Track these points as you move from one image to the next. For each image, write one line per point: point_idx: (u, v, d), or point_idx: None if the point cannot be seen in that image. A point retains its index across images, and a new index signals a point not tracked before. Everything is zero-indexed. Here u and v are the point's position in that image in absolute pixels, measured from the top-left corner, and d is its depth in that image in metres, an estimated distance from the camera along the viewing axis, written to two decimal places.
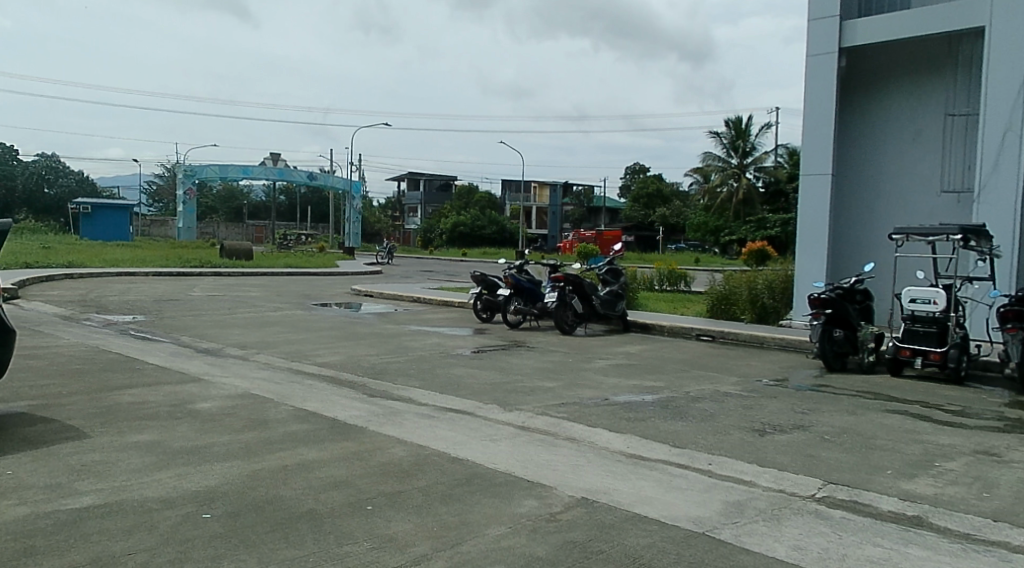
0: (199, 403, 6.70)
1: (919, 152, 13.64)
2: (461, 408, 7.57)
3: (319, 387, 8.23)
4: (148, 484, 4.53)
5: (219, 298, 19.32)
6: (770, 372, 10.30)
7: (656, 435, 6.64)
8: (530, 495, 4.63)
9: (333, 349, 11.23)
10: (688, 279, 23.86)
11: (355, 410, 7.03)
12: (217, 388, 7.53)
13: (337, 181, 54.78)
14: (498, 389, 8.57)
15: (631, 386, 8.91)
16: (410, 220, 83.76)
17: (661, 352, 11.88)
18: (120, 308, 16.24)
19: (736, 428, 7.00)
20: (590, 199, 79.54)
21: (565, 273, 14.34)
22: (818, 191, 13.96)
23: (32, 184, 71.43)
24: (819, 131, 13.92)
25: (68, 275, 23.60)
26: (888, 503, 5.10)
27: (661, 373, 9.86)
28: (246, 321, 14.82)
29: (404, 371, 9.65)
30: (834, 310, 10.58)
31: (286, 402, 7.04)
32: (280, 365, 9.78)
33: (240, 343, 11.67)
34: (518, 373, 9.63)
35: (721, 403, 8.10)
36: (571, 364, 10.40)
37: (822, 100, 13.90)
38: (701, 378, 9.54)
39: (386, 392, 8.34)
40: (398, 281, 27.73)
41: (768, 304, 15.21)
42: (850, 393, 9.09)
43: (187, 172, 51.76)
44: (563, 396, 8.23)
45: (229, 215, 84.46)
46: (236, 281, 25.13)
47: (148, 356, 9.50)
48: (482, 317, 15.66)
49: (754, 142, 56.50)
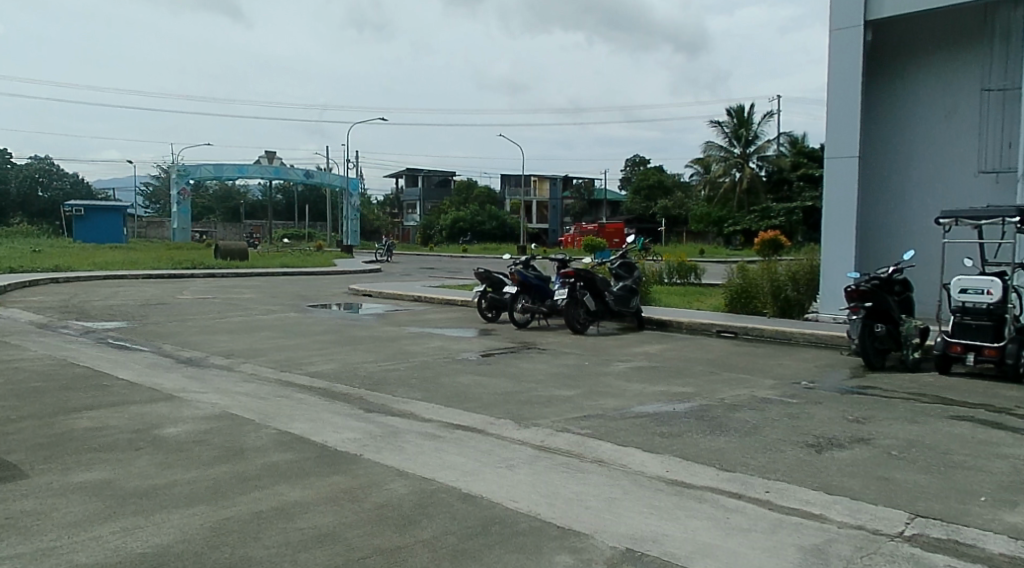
0: (167, 428, 5.76)
1: (953, 130, 12.73)
2: (470, 425, 6.63)
3: (308, 403, 7.29)
4: (84, 547, 3.59)
5: (210, 301, 18.42)
6: (807, 373, 9.35)
7: (698, 454, 5.70)
8: (562, 550, 3.71)
9: (327, 357, 10.29)
10: (698, 272, 23.13)
11: (347, 431, 6.09)
12: (191, 407, 6.60)
13: (333, 179, 53.70)
14: (509, 400, 7.64)
15: (658, 393, 7.97)
16: (409, 217, 82.85)
17: (683, 352, 10.95)
18: (101, 313, 15.35)
19: (789, 442, 6.06)
20: (589, 191, 78.39)
21: (575, 268, 13.41)
22: (846, 174, 13.02)
23: (26, 188, 70.96)
24: (845, 110, 12.99)
25: (53, 279, 22.70)
26: (996, 542, 4.17)
27: (688, 376, 8.93)
28: (235, 326, 13.87)
29: (405, 380, 8.73)
30: (874, 302, 9.65)
31: (268, 424, 6.10)
32: (267, 377, 8.85)
33: (226, 351, 10.77)
34: (531, 380, 8.70)
35: (762, 412, 7.16)
36: (587, 368, 9.49)
37: (847, 78, 12.98)
38: (732, 382, 8.61)
39: (385, 406, 7.41)
40: (398, 279, 26.82)
41: (792, 298, 14.25)
42: (900, 395, 8.16)
43: (180, 172, 50.83)
44: (584, 408, 7.30)
45: (227, 215, 83.68)
46: (230, 283, 24.21)
47: (122, 370, 8.59)
48: (487, 316, 14.74)
49: (757, 131, 55.04)
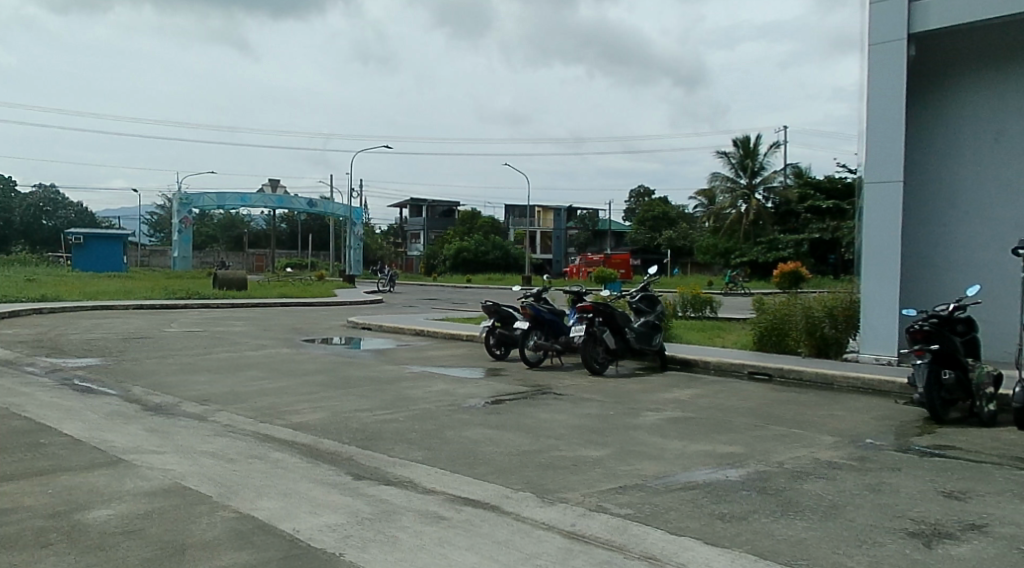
0: (97, 515, 4.51)
1: (1004, 152, 11.61)
2: (482, 500, 5.37)
3: (286, 468, 6.04)
4: None
5: (198, 334, 17.20)
6: (869, 427, 8.06)
7: (775, 550, 4.42)
8: None
9: (315, 404, 9.05)
10: (713, 305, 21.91)
11: (327, 512, 4.84)
12: (135, 478, 5.37)
13: (337, 209, 52.58)
14: (526, 463, 6.38)
15: (704, 455, 6.68)
16: (412, 246, 82.14)
17: (718, 400, 9.67)
18: (76, 349, 14.14)
19: (886, 530, 4.77)
20: (593, 221, 77.37)
21: (593, 302, 12.23)
22: (888, 201, 11.80)
23: (30, 217, 70.29)
24: (886, 130, 11.82)
25: (39, 310, 21.58)
26: None
27: (732, 432, 7.65)
28: (218, 364, 12.64)
29: (403, 434, 7.46)
30: (941, 344, 8.32)
31: (229, 503, 4.85)
32: (243, 430, 7.60)
33: (202, 396, 9.53)
34: (550, 436, 7.44)
35: (836, 481, 5.88)
36: (612, 420, 8.23)
37: (889, 97, 11.80)
38: (785, 439, 7.35)
39: (377, 470, 6.15)
40: (399, 311, 25.53)
41: (829, 336, 12.87)
42: (988, 457, 6.87)
43: (184, 200, 49.86)
44: (618, 474, 6.04)
45: (230, 244, 82.69)
46: (224, 315, 23.06)
47: (71, 423, 7.36)
48: (496, 354, 13.52)
49: (763, 161, 53.92)
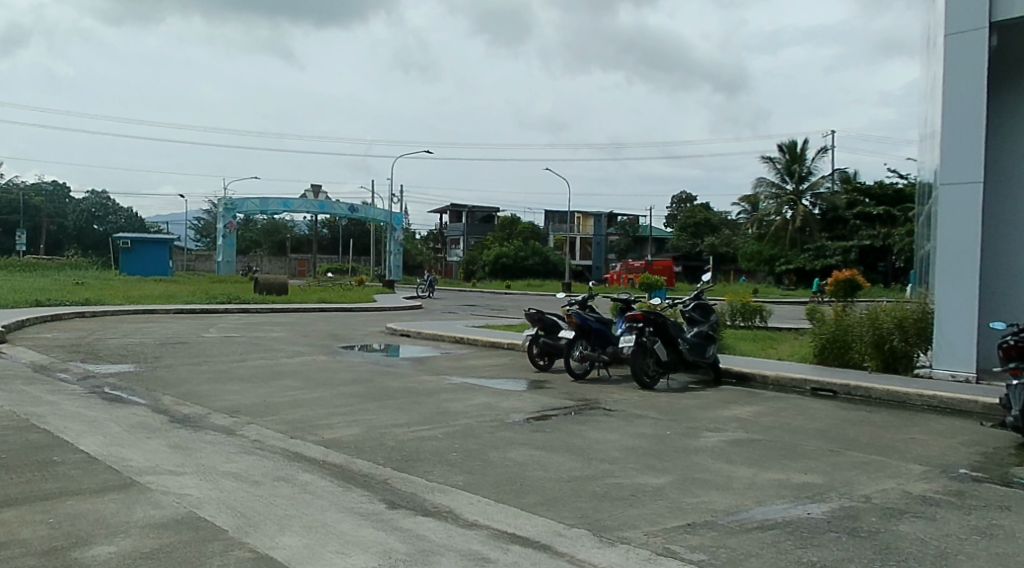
0: (95, 553, 3.97)
1: None
2: (532, 538, 4.72)
3: (313, 493, 5.46)
4: None
5: (234, 340, 16.79)
6: (957, 455, 7.25)
7: None
8: None
9: (350, 418, 8.48)
10: (763, 314, 20.97)
11: (356, 552, 4.24)
12: (146, 506, 4.82)
13: (377, 214, 52.51)
14: (580, 492, 5.72)
15: (778, 485, 5.97)
16: (452, 252, 81.90)
17: (782, 419, 8.92)
18: (110, 355, 13.78)
19: None
20: (633, 227, 76.73)
21: (644, 310, 11.55)
22: (966, 204, 10.92)
23: (82, 221, 71.51)
24: (965, 128, 10.92)
25: (80, 314, 21.48)
26: None
27: (804, 457, 6.92)
28: (252, 372, 12.17)
29: (442, 455, 6.84)
30: None
31: (246, 539, 4.28)
32: (272, 447, 7.05)
33: (232, 407, 9.03)
34: (604, 459, 6.77)
35: (937, 522, 5.12)
36: (670, 442, 7.53)
37: (968, 92, 10.91)
38: (867, 467, 6.59)
39: (414, 497, 5.54)
40: (438, 317, 25.01)
41: (898, 349, 11.97)
42: None
43: (227, 205, 49.95)
44: (685, 508, 5.35)
45: (273, 249, 83.26)
46: (263, 320, 22.71)
47: (89, 438, 6.86)
48: (539, 364, 12.87)
49: (812, 168, 51.39)
